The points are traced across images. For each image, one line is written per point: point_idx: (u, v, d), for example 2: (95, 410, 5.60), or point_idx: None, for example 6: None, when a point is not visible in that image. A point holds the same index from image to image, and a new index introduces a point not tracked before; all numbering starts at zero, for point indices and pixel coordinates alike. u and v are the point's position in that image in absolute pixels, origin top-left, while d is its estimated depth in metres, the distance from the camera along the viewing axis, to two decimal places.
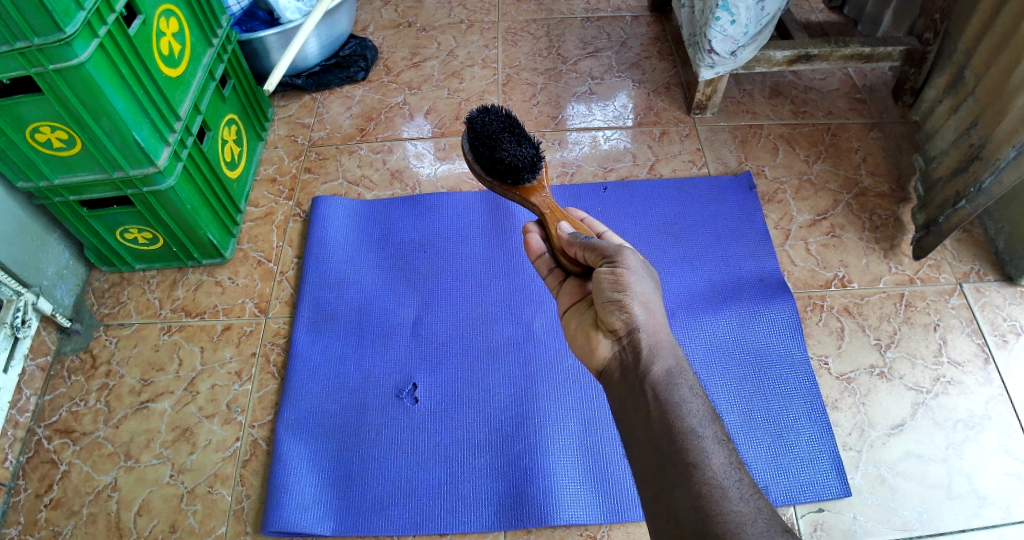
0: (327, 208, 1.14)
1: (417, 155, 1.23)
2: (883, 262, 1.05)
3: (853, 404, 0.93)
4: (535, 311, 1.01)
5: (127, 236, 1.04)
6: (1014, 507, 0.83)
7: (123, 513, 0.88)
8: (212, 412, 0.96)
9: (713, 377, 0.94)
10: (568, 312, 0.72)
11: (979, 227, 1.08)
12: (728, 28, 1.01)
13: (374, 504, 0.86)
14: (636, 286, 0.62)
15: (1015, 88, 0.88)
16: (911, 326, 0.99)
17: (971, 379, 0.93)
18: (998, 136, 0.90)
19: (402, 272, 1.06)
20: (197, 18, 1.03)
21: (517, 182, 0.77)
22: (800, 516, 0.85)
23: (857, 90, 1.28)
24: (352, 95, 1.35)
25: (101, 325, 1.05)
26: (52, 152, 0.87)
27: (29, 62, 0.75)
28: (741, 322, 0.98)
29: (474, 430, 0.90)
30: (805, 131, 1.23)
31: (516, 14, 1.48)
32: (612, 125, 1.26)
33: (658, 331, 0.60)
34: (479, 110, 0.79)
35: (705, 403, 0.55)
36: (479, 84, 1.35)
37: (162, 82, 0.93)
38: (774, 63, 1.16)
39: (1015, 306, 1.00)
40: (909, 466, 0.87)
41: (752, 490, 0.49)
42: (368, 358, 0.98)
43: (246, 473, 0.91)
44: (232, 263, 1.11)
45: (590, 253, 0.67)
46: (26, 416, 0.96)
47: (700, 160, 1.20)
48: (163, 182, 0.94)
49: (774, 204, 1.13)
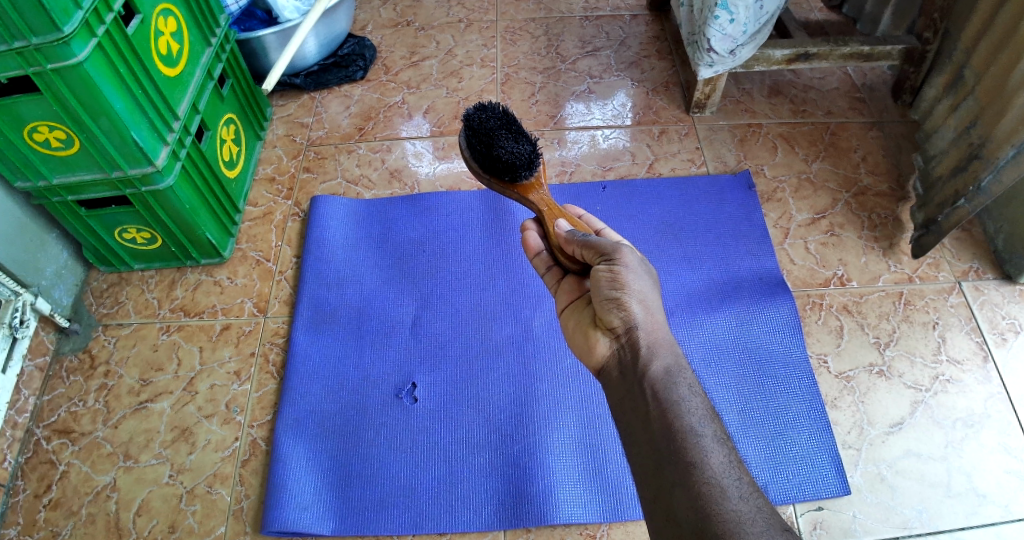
0: (326, 208, 1.14)
1: (416, 155, 1.23)
2: (883, 261, 1.05)
3: (853, 403, 0.93)
4: (534, 310, 1.01)
5: (126, 236, 1.04)
6: (1013, 506, 0.83)
7: (122, 513, 0.88)
8: (212, 412, 0.96)
9: (713, 376, 0.94)
10: (567, 310, 0.72)
11: (978, 226, 1.08)
12: (727, 27, 1.01)
13: (374, 503, 0.86)
14: (634, 284, 0.62)
15: (1015, 86, 0.88)
16: (910, 325, 0.99)
17: (970, 378, 0.93)
18: (998, 135, 0.90)
19: (402, 271, 1.06)
20: (196, 18, 1.03)
21: (516, 180, 0.77)
22: (800, 515, 0.85)
23: (857, 89, 1.28)
24: (351, 95, 1.34)
25: (100, 325, 1.05)
26: (51, 151, 0.87)
27: (27, 61, 0.75)
28: (740, 321, 0.98)
29: (474, 430, 0.90)
30: (804, 130, 1.23)
31: (515, 13, 1.48)
32: (611, 124, 1.26)
33: (657, 330, 0.60)
34: (476, 107, 0.78)
35: (704, 401, 0.55)
36: (478, 83, 1.35)
37: (160, 81, 0.92)
38: (773, 62, 1.16)
39: (1014, 305, 1.00)
40: (908, 465, 0.87)
41: (751, 488, 0.49)
42: (368, 357, 0.98)
43: (246, 474, 0.91)
44: (231, 262, 1.11)
45: (589, 251, 0.67)
46: (24, 417, 0.95)
47: (699, 159, 1.20)
48: (162, 181, 0.93)
49: (774, 203, 1.13)
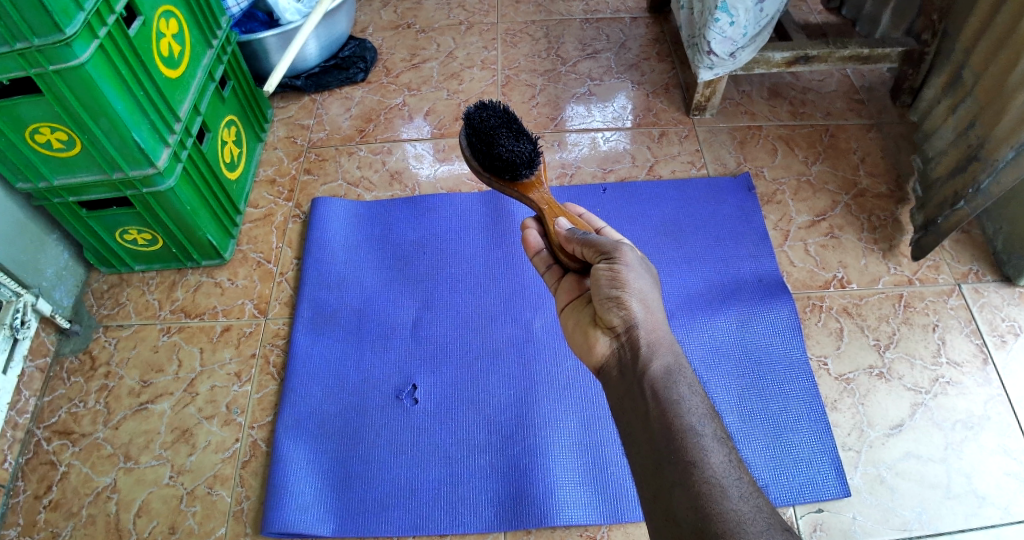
0: (327, 209, 1.14)
1: (417, 156, 1.23)
2: (882, 263, 1.06)
3: (853, 404, 0.93)
4: (535, 312, 1.01)
5: (127, 237, 1.04)
6: (1013, 508, 0.83)
7: (123, 514, 0.88)
8: (212, 413, 0.96)
9: (713, 378, 0.94)
10: (567, 309, 0.72)
11: (977, 228, 1.09)
12: (727, 29, 1.01)
13: (374, 504, 0.86)
14: (634, 282, 0.62)
15: (1015, 86, 0.88)
16: (910, 326, 0.99)
17: (970, 380, 0.93)
18: (998, 136, 0.90)
19: (402, 273, 1.06)
20: (197, 19, 1.03)
21: (516, 178, 0.77)
22: (800, 516, 0.85)
23: (857, 91, 1.29)
24: (352, 97, 1.35)
25: (100, 326, 1.05)
26: (52, 152, 0.87)
27: (28, 62, 0.75)
28: (741, 323, 0.98)
29: (474, 431, 0.90)
30: (804, 132, 1.23)
31: (516, 16, 1.49)
32: (612, 126, 1.26)
33: (657, 328, 0.60)
34: (477, 106, 0.79)
35: (704, 401, 0.55)
36: (479, 85, 1.35)
37: (162, 83, 0.93)
38: (773, 64, 1.16)
39: (1014, 307, 1.00)
40: (907, 466, 0.87)
41: (752, 488, 0.49)
42: (368, 358, 0.98)
43: (246, 475, 0.91)
44: (232, 263, 1.11)
45: (589, 249, 0.67)
46: (24, 418, 0.96)
47: (699, 161, 1.20)
48: (163, 182, 0.94)
49: (774, 205, 1.14)
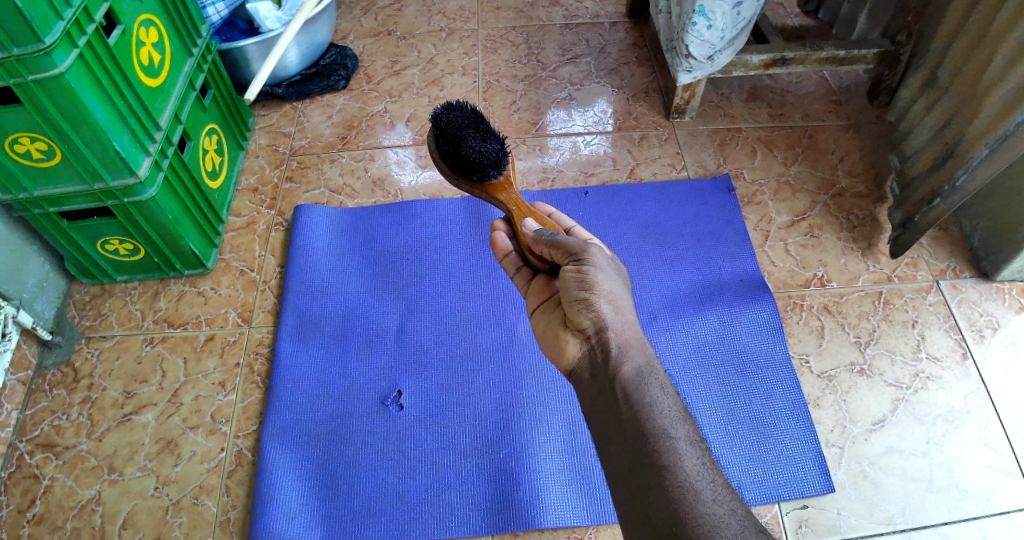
0: (309, 217, 1.14)
1: (399, 163, 1.24)
2: (861, 262, 1.07)
3: (834, 401, 0.94)
4: (519, 315, 1.02)
5: (108, 247, 1.03)
6: (994, 499, 0.84)
7: (107, 527, 0.87)
8: (196, 423, 0.95)
9: (695, 379, 0.95)
10: (538, 311, 0.73)
11: (955, 225, 1.11)
12: (705, 33, 1.02)
13: (362, 512, 0.86)
14: (603, 284, 0.63)
15: (988, 86, 0.90)
16: (890, 323, 1.00)
17: (949, 375, 0.95)
18: (973, 134, 0.92)
19: (386, 279, 1.07)
20: (176, 27, 1.03)
21: (483, 180, 0.78)
22: (785, 513, 0.85)
23: (834, 93, 1.31)
24: (333, 104, 1.35)
25: (83, 337, 1.04)
26: (33, 163, 0.87)
27: (8, 72, 0.75)
28: (722, 323, 0.99)
29: (461, 435, 0.91)
30: (782, 134, 1.25)
31: (496, 21, 1.49)
32: (592, 130, 1.27)
33: (627, 330, 0.61)
34: (444, 107, 0.79)
35: (676, 402, 0.56)
36: (459, 91, 1.36)
37: (142, 92, 0.93)
38: (750, 67, 1.18)
39: (990, 302, 1.01)
40: (891, 461, 0.88)
41: (725, 490, 0.49)
42: (353, 365, 0.98)
43: (232, 484, 0.90)
44: (215, 273, 1.11)
45: (556, 251, 0.67)
46: (6, 431, 0.95)
47: (679, 164, 1.21)
48: (144, 192, 0.93)
49: (754, 206, 1.15)
